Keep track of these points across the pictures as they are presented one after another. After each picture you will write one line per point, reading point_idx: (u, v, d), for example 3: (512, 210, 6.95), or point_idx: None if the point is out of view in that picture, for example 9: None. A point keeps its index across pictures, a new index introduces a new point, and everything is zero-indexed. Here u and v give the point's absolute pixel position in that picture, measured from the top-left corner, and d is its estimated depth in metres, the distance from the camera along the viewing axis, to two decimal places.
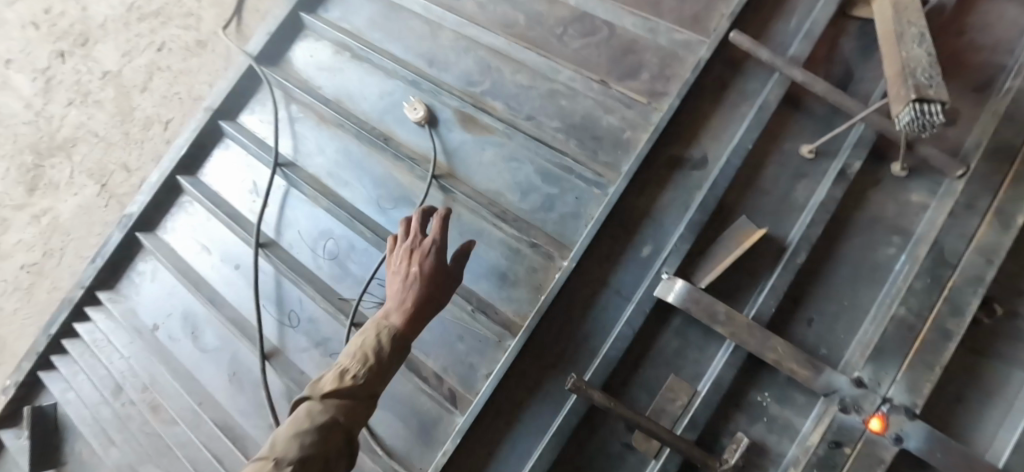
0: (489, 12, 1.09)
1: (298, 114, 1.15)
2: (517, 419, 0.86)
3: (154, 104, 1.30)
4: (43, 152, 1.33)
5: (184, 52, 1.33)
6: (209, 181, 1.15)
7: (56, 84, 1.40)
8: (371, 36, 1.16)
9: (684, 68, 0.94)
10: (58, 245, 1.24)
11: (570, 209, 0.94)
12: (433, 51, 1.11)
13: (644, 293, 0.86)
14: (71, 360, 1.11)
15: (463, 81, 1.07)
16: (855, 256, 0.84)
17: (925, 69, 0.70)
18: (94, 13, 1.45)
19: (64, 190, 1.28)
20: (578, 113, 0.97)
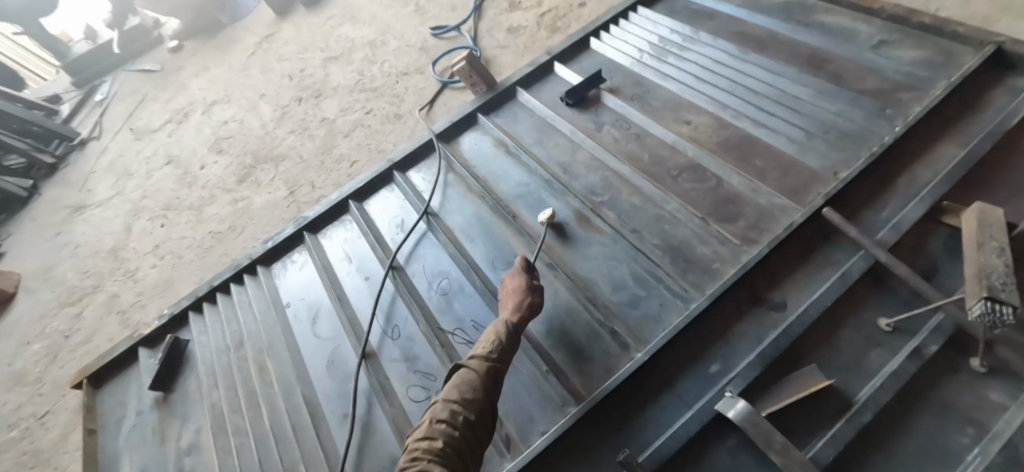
0: (622, 146, 1.35)
1: (451, 180, 1.43)
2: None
3: (349, 147, 1.69)
4: (260, 159, 1.76)
5: (384, 118, 1.75)
6: (370, 210, 1.45)
7: (288, 118, 1.88)
8: (525, 139, 1.46)
9: (778, 224, 1.09)
10: (242, 224, 1.58)
11: (653, 312, 1.06)
12: (569, 161, 1.36)
13: (705, 404, 0.92)
14: (215, 311, 1.36)
15: (587, 188, 1.29)
16: (925, 435, 0.85)
17: (1000, 275, 0.82)
18: (332, 80, 1.97)
19: (263, 188, 1.66)
20: (678, 237, 1.14)
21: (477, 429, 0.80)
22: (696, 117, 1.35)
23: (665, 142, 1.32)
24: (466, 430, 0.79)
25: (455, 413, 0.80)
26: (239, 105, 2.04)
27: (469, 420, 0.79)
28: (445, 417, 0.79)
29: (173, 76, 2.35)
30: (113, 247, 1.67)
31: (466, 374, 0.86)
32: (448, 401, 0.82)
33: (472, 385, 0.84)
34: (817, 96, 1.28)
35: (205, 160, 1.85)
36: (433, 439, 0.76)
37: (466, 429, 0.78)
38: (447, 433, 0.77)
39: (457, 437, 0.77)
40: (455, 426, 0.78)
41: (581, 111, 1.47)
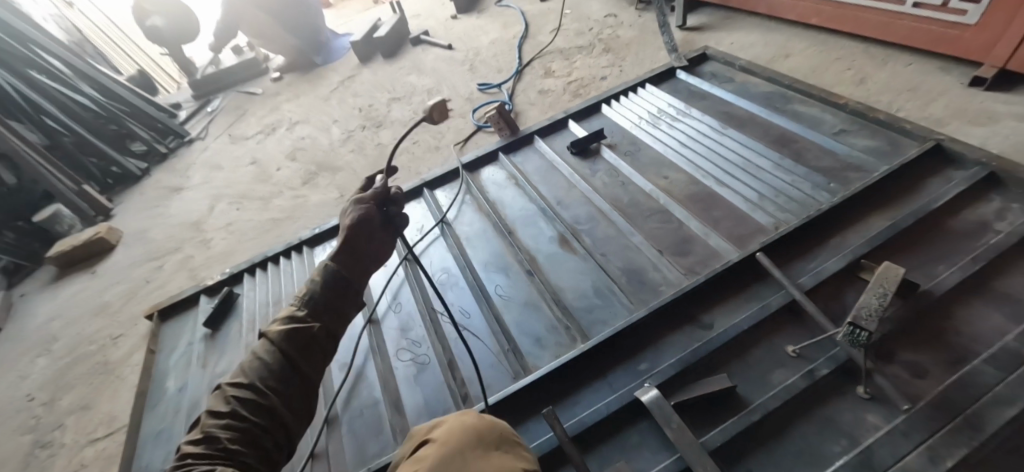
0: (609, 189, 1.62)
1: (467, 200, 1.74)
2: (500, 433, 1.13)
3: (394, 168, 2.05)
4: (323, 168, 2.16)
5: (426, 149, 2.11)
6: (399, 215, 1.77)
7: (352, 140, 2.30)
8: (532, 176, 1.76)
9: (719, 262, 1.31)
10: (298, 215, 1.95)
11: (603, 316, 1.27)
12: (564, 196, 1.64)
13: (627, 391, 1.10)
14: (264, 275, 1.69)
15: (574, 218, 1.56)
16: (804, 442, 1.00)
17: (867, 311, 1.02)
18: (393, 115, 2.39)
19: (321, 190, 2.04)
20: (637, 263, 1.38)
21: (273, 407, 0.79)
22: (674, 174, 1.61)
23: (643, 190, 1.59)
24: (260, 405, 0.78)
25: (244, 399, 0.78)
26: (315, 126, 2.49)
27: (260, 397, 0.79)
28: (230, 405, 0.77)
29: (269, 99, 2.88)
30: (197, 221, 2.07)
31: (265, 348, 0.85)
32: (236, 385, 0.80)
33: (269, 360, 0.83)
34: (777, 168, 1.54)
35: (279, 164, 2.28)
36: (212, 432, 0.73)
37: (260, 405, 0.78)
38: (229, 421, 0.75)
39: (241, 425, 0.75)
40: (240, 414, 0.76)
41: (582, 160, 1.77)
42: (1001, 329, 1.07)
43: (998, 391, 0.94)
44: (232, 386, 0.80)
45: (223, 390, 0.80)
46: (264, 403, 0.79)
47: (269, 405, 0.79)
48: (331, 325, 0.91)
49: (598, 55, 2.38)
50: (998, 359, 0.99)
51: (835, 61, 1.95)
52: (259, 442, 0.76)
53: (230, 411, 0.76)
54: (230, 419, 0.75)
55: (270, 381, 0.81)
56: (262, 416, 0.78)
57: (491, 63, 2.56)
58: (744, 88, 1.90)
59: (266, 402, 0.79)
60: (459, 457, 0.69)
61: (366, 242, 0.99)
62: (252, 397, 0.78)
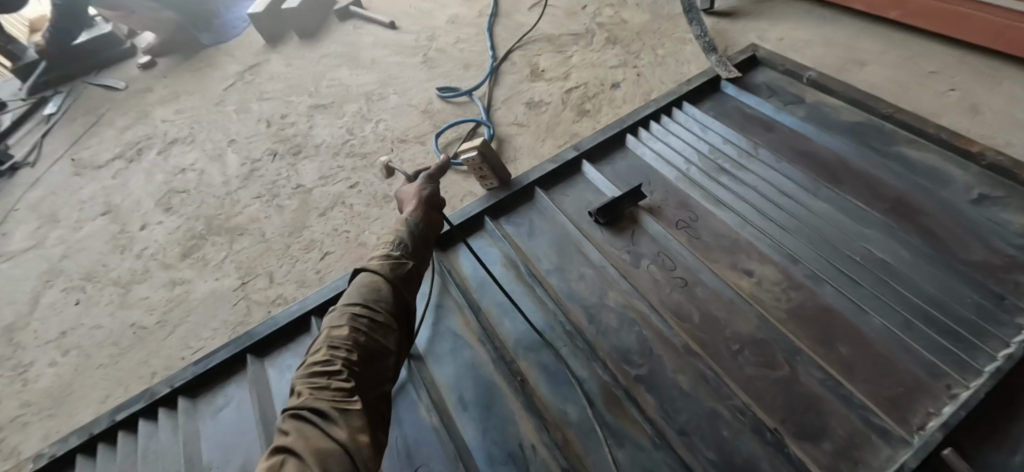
0: (664, 294, 1.06)
1: (446, 307, 1.13)
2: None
3: (322, 232, 1.36)
4: (214, 228, 1.45)
5: (370, 198, 1.44)
6: None
7: (258, 177, 1.57)
8: (541, 264, 1.16)
9: (877, 458, 0.82)
10: (175, 319, 1.25)
11: None
12: (596, 307, 1.06)
13: None
14: (111, 458, 1.01)
15: (619, 354, 0.99)
16: None
17: None
18: (317, 135, 1.68)
19: (209, 271, 1.34)
20: (741, 454, 0.85)
21: (385, 318, 0.83)
22: (758, 266, 1.06)
23: (719, 296, 1.04)
24: (375, 320, 0.81)
25: (361, 315, 0.81)
26: (203, 149, 1.73)
27: (373, 317, 0.81)
28: (351, 321, 0.79)
29: (135, 97, 2.04)
30: (11, 324, 1.33)
31: (377, 271, 0.88)
32: (352, 306, 0.81)
33: (376, 282, 0.86)
34: (914, 265, 1.02)
35: (147, 217, 1.53)
36: (338, 348, 0.75)
37: (374, 318, 0.81)
38: (351, 341, 0.76)
39: (360, 345, 0.76)
40: (358, 336, 0.78)
41: (613, 234, 1.17)
42: None
43: None
44: (349, 303, 0.82)
45: (338, 309, 0.82)
46: (373, 320, 0.81)
47: (380, 320, 0.82)
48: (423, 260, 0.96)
49: (599, 46, 1.73)
50: None
51: (928, 76, 1.38)
52: (376, 364, 0.77)
53: (353, 331, 0.78)
54: (349, 338, 0.76)
55: (377, 298, 0.84)
56: (379, 327, 0.81)
57: (453, 54, 1.86)
58: (821, 114, 1.31)
59: (376, 318, 0.82)
60: None
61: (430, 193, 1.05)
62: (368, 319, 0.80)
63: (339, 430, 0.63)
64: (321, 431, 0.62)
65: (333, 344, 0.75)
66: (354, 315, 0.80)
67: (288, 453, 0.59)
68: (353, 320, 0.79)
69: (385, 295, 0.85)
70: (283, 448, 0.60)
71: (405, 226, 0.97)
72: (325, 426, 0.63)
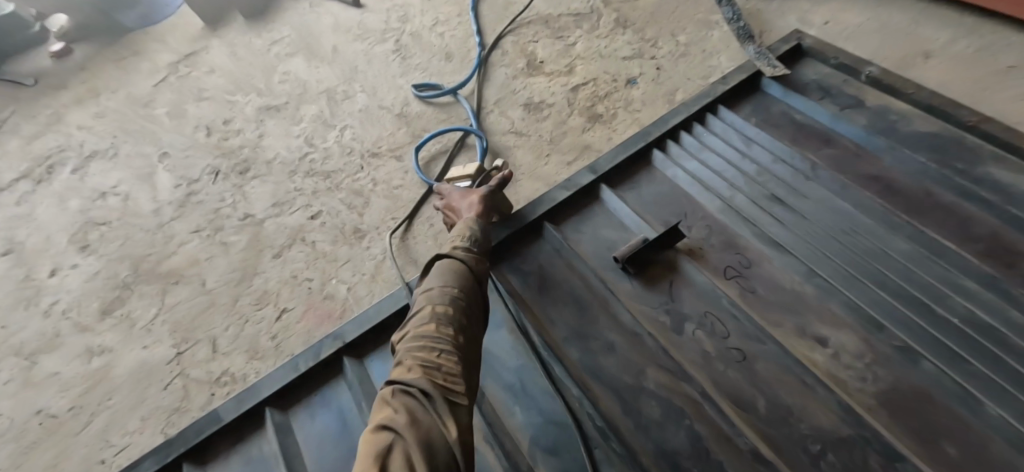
0: (716, 372, 0.84)
1: None
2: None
3: (278, 281, 1.11)
4: (142, 275, 1.18)
5: (337, 232, 1.17)
6: (300, 431, 0.88)
7: (197, 204, 1.29)
8: (557, 329, 0.92)
9: None
10: (92, 403, 1.00)
11: None
12: (631, 391, 0.84)
13: None
14: None
15: (666, 459, 0.77)
16: None
17: None
18: (267, 146, 1.39)
19: (137, 335, 1.08)
20: None
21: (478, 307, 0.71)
22: (832, 332, 0.86)
23: (787, 375, 0.83)
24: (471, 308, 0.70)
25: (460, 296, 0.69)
26: (128, 165, 1.42)
27: (471, 303, 0.70)
28: (454, 302, 0.67)
29: (43, 95, 1.69)
30: None
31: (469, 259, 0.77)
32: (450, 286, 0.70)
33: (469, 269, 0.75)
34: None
35: (59, 259, 1.25)
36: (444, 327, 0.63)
37: (472, 305, 0.70)
38: (455, 323, 0.65)
39: (464, 330, 0.65)
40: (461, 319, 0.66)
41: (646, 287, 0.95)
42: None
43: None
44: (447, 281, 0.71)
45: (431, 287, 0.70)
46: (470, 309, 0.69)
47: (476, 310, 0.70)
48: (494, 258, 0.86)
49: (606, 29, 1.45)
50: None
51: (1005, 73, 1.12)
52: (475, 357, 0.65)
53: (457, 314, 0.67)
54: (453, 318, 0.65)
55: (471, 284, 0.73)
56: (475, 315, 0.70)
57: (430, 41, 1.57)
58: (887, 122, 1.08)
59: (473, 306, 0.70)
60: None
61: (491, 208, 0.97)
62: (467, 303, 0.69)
63: (451, 422, 0.51)
64: (433, 418, 0.51)
65: (437, 321, 0.64)
66: (452, 295, 0.68)
67: (398, 433, 0.47)
68: (454, 299, 0.68)
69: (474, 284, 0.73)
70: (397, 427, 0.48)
71: (477, 225, 0.86)
72: (436, 411, 0.52)
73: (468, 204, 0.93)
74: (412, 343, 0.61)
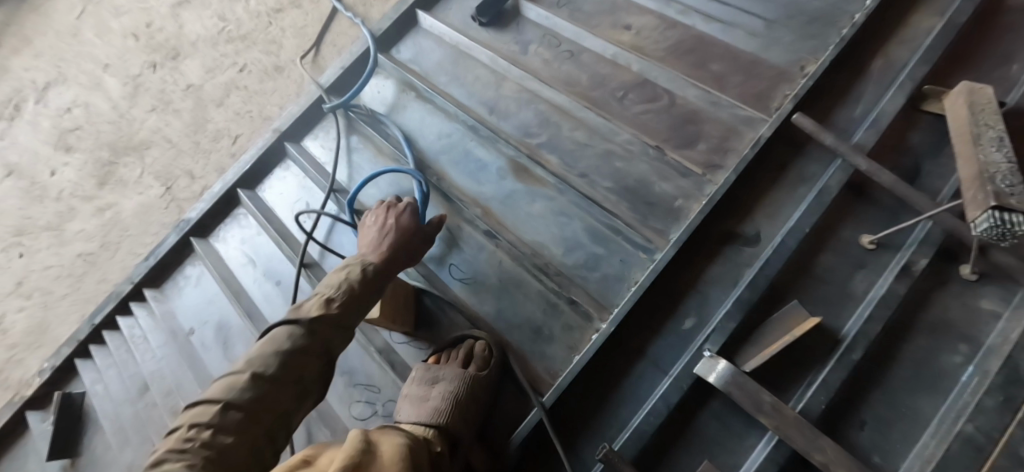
0: (554, 69, 1.13)
1: (359, 144, 1.18)
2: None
3: (227, 120, 1.37)
4: (121, 151, 1.42)
5: (262, 74, 1.41)
6: (266, 197, 1.19)
7: (143, 91, 1.50)
8: (437, 78, 1.20)
9: (742, 142, 0.95)
10: (116, 238, 1.31)
11: (614, 270, 0.92)
12: (495, 99, 1.13)
13: (684, 370, 0.81)
14: (107, 353, 1.15)
15: (522, 131, 1.08)
16: (916, 362, 0.78)
17: (1005, 176, 0.69)
18: (187, 31, 1.57)
19: (132, 188, 1.36)
20: (632, 175, 0.98)
21: (346, 321, 0.72)
22: (636, 20, 1.13)
23: (603, 57, 1.11)
24: (347, 312, 0.72)
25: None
26: (78, 83, 1.59)
27: (372, 267, 0.77)
28: (380, 233, 0.85)
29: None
30: None
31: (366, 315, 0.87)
32: (323, 293, 0.73)
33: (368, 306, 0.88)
34: None
35: (53, 162, 1.48)
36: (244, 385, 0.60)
37: (331, 324, 0.70)
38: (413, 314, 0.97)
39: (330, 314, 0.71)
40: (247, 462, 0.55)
41: (498, 32, 1.21)
42: None
43: None
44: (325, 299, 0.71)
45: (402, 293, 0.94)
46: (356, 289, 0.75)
47: (343, 326, 0.71)
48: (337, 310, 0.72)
49: None
50: None
51: None
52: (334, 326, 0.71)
53: (300, 331, 0.67)
54: (342, 280, 0.74)
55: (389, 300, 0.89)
56: (381, 285, 0.78)
57: None
58: None
59: (339, 321, 0.71)
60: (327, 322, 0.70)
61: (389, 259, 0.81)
62: (275, 365, 0.63)
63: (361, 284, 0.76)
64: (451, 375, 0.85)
65: (301, 306, 0.71)
66: (271, 346, 0.64)
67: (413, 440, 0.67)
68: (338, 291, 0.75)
69: (417, 257, 0.86)
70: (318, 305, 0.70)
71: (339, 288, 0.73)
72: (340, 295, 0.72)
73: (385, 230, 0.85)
74: (337, 285, 0.73)
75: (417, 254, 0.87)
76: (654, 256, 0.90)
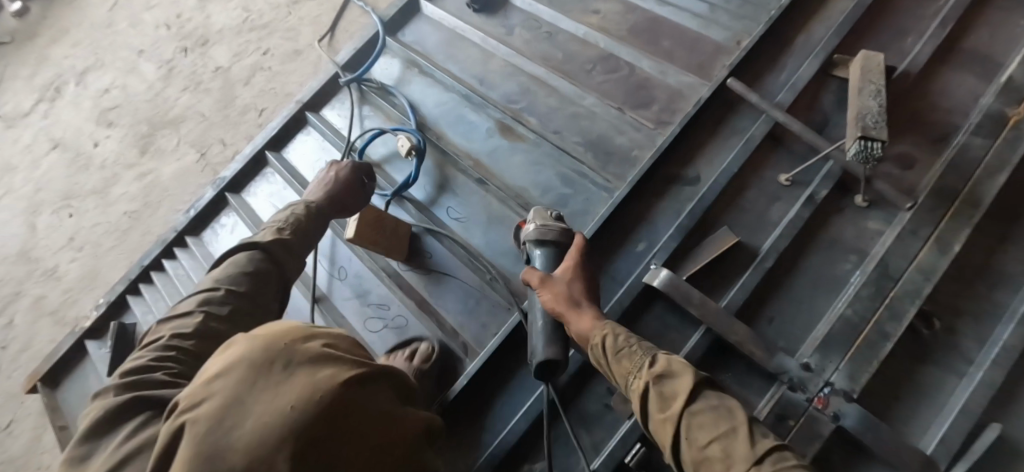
0: (534, 47, 1.33)
1: (370, 113, 1.39)
2: (509, 399, 0.97)
3: (252, 96, 1.58)
4: (157, 124, 1.63)
5: (283, 57, 1.62)
6: (290, 158, 1.40)
7: (176, 73, 1.71)
8: (436, 56, 1.41)
9: (687, 103, 1.16)
10: (157, 198, 1.51)
11: (581, 207, 1.12)
12: (484, 73, 1.34)
13: (635, 280, 1.02)
14: (155, 290, 1.35)
15: (506, 98, 1.29)
16: (818, 270, 0.98)
17: (874, 116, 0.91)
18: (213, 21, 1.78)
19: (169, 155, 1.56)
20: (597, 131, 1.18)
21: (248, 298, 0.87)
22: (604, 5, 1.33)
23: (576, 36, 1.32)
24: (250, 294, 0.87)
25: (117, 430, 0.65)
26: (116, 67, 1.79)
27: (268, 248, 0.93)
28: (281, 215, 1.01)
29: (14, 36, 1.96)
30: (24, 246, 1.55)
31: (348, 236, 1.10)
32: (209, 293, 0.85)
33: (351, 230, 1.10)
34: None
35: (96, 136, 1.68)
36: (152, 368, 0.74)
37: (232, 309, 0.84)
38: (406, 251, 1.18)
39: (232, 299, 0.85)
40: None
41: (488, 17, 1.41)
42: (976, 91, 1.04)
43: (990, 162, 0.93)
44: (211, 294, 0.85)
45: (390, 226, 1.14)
46: (263, 269, 0.91)
47: (245, 305, 0.86)
48: (237, 293, 0.86)
49: None
50: (984, 125, 0.96)
51: None
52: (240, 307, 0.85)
53: (197, 324, 0.81)
54: (233, 273, 0.88)
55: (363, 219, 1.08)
56: (282, 262, 0.94)
57: None
58: None
59: (240, 300, 0.86)
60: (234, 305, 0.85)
61: (328, 207, 1.06)
62: (178, 352, 0.77)
63: (258, 269, 0.90)
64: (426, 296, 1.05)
65: (192, 305, 0.84)
66: (181, 333, 0.80)
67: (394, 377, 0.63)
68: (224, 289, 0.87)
69: (325, 225, 1.05)
70: (213, 295, 0.85)
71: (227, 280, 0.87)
72: (233, 285, 0.86)
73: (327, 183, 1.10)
74: (226, 278, 0.87)
75: (324, 223, 1.05)
76: (614, 194, 1.10)
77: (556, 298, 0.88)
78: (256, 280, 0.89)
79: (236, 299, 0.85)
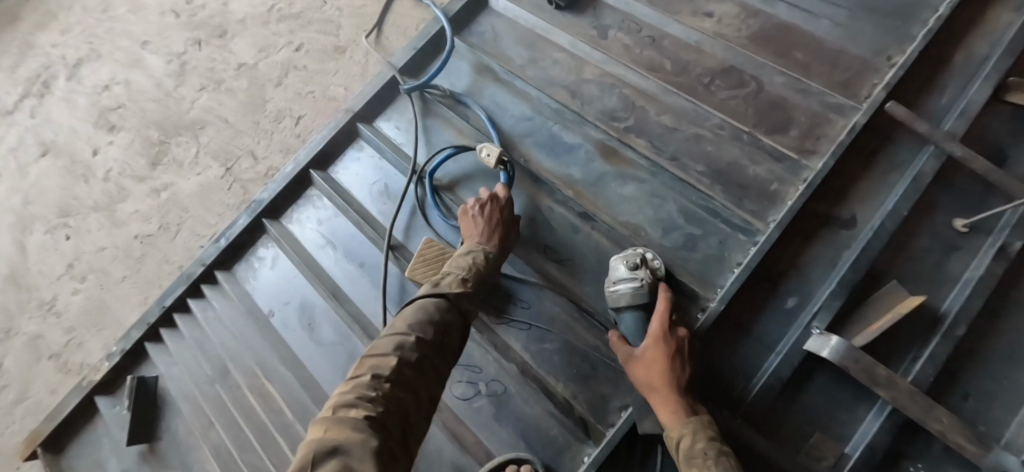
0: (635, 54, 1.13)
1: (436, 126, 1.18)
2: None
3: (286, 100, 1.34)
4: (170, 130, 1.38)
5: (321, 54, 1.38)
6: (341, 178, 1.18)
7: (189, 69, 1.46)
8: (514, 61, 1.20)
9: (834, 129, 0.98)
10: (175, 220, 1.28)
11: (714, 251, 0.94)
12: (577, 83, 1.14)
13: (794, 347, 0.84)
14: (179, 336, 1.13)
15: (607, 114, 1.09)
16: (1015, 338, 0.82)
17: None
18: (232, 8, 1.53)
19: (187, 168, 1.32)
20: (724, 159, 1.00)
21: (441, 349, 0.73)
22: (717, 6, 1.14)
23: (685, 43, 1.12)
24: (435, 350, 0.71)
25: None
26: (115, 59, 1.53)
27: (457, 301, 0.77)
28: (457, 263, 0.85)
29: None
30: (9, 274, 1.30)
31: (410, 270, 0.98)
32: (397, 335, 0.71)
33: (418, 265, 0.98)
34: None
35: (95, 141, 1.42)
36: (354, 407, 0.61)
37: (422, 358, 0.69)
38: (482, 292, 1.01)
39: (426, 345, 0.71)
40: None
41: (576, 16, 1.21)
42: None
43: None
44: (402, 337, 0.70)
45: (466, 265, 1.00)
46: (448, 321, 0.75)
47: (435, 361, 0.71)
48: (432, 340, 0.72)
49: None
50: None
51: None
52: (429, 357, 0.70)
53: (392, 368, 0.67)
54: (422, 319, 0.73)
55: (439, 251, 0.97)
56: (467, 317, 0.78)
57: None
58: None
59: (432, 353, 0.71)
60: (422, 355, 0.70)
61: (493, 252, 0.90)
62: (377, 397, 0.63)
63: (447, 319, 0.75)
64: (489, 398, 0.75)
65: (386, 345, 0.70)
66: (366, 383, 0.64)
67: None
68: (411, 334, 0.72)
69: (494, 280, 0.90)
70: (404, 339, 0.70)
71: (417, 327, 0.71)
72: (423, 333, 0.71)
73: (485, 220, 0.94)
74: (416, 321, 0.72)
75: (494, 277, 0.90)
76: (758, 239, 0.92)
77: (647, 372, 0.73)
78: (444, 334, 0.74)
79: (426, 351, 0.70)
